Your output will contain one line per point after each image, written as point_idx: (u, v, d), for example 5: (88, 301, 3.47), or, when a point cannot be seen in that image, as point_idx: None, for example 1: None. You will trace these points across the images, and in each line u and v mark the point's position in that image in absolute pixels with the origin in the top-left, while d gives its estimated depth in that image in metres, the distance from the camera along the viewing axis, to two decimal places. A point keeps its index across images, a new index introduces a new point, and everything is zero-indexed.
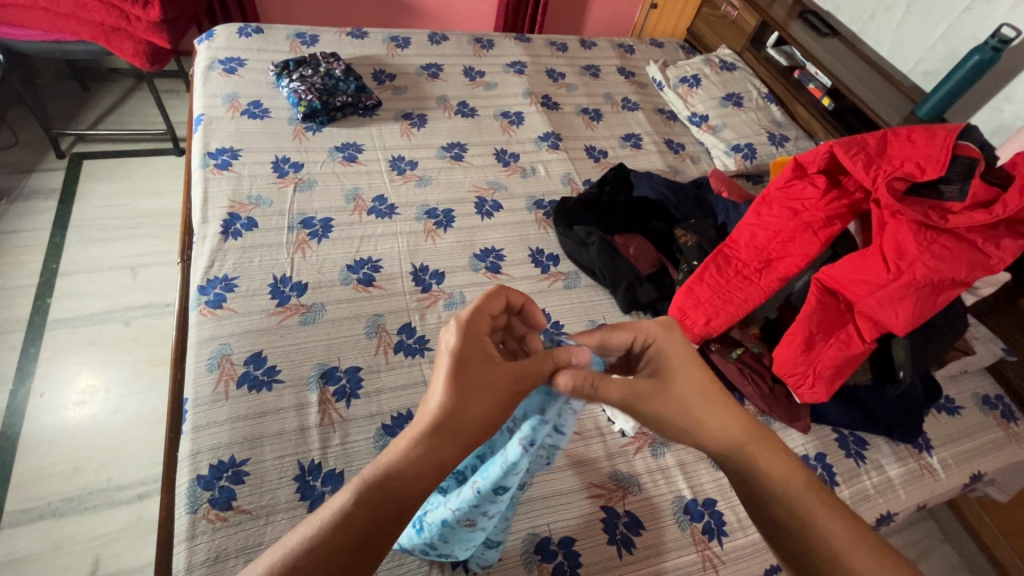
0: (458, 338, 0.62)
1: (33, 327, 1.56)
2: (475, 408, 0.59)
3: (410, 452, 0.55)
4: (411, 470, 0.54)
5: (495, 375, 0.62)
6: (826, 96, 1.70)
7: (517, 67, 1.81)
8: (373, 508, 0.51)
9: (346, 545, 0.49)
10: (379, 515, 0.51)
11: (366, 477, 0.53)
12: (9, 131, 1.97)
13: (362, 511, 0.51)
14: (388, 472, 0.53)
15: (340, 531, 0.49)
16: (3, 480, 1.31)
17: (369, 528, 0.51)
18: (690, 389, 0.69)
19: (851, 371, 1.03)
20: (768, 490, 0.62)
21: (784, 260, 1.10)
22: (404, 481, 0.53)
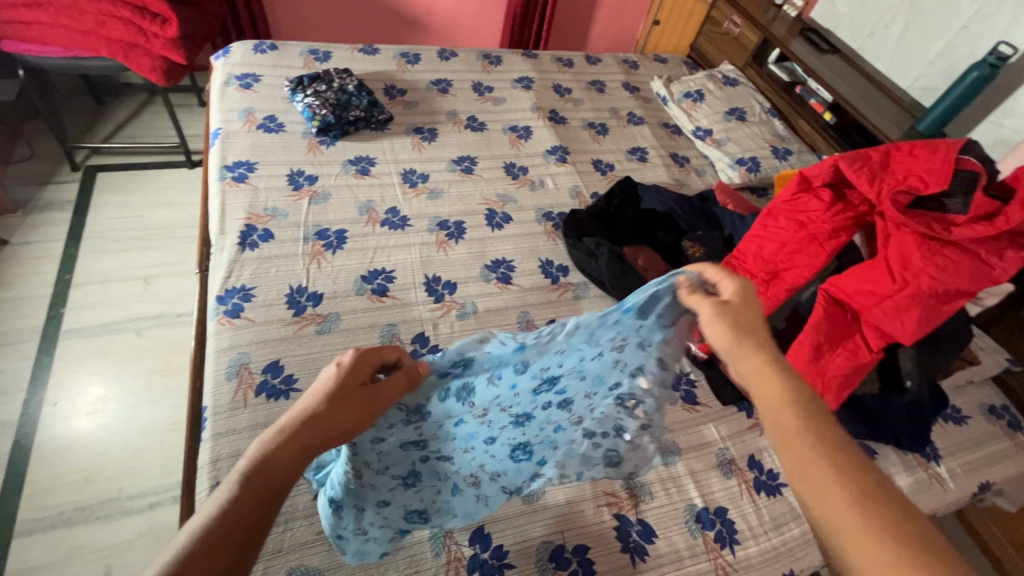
0: (352, 358, 0.64)
1: (47, 337, 1.58)
2: (348, 419, 0.61)
3: (285, 448, 0.55)
4: (286, 462, 0.54)
5: (368, 393, 0.64)
6: (828, 111, 1.74)
7: (524, 82, 1.85)
8: (253, 502, 0.51)
9: (228, 542, 0.48)
10: (260, 510, 0.51)
11: (245, 472, 0.52)
12: (25, 144, 2.01)
13: (245, 503, 0.50)
14: (266, 462, 0.53)
15: (214, 530, 0.48)
16: (17, 490, 1.32)
17: (242, 529, 0.49)
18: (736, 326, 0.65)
19: (859, 380, 1.05)
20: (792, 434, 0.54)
21: (791, 271, 1.11)
22: (281, 473, 0.54)
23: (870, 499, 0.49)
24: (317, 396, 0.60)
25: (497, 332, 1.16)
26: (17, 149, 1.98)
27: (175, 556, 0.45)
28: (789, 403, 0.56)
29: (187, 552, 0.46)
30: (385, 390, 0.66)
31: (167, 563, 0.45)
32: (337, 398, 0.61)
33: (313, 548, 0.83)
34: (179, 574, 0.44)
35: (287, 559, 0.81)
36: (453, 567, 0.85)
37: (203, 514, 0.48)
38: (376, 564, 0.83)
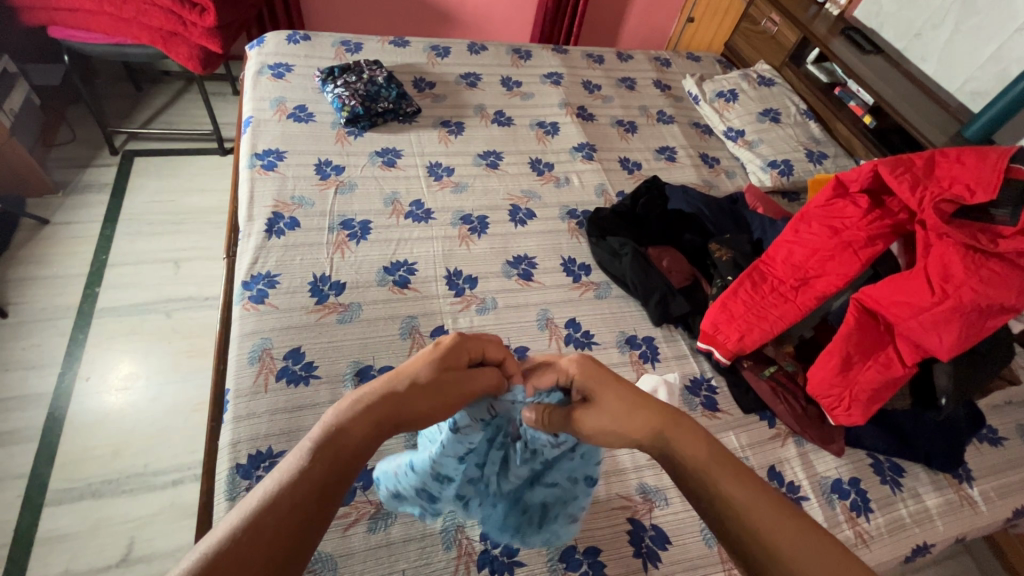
0: (452, 343, 0.71)
1: (82, 315, 1.64)
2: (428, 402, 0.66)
3: (361, 421, 0.59)
4: (359, 433, 0.58)
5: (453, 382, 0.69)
6: (867, 115, 1.68)
7: (554, 78, 1.83)
8: (324, 468, 0.54)
9: (303, 501, 0.51)
10: (334, 473, 0.54)
11: (324, 439, 0.56)
12: (67, 128, 2.08)
13: (314, 467, 0.54)
14: (341, 432, 0.57)
15: (290, 488, 0.51)
16: (49, 460, 1.37)
17: (314, 489, 0.52)
18: (612, 396, 0.70)
19: (890, 395, 1.01)
20: (714, 491, 0.58)
21: (822, 278, 1.08)
22: (350, 441, 0.57)
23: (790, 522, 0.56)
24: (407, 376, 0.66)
25: (516, 329, 1.15)
26: (60, 132, 2.05)
27: (247, 511, 0.48)
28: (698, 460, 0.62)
29: (257, 510, 0.49)
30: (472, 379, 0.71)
31: (240, 518, 0.48)
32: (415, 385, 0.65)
33: (326, 534, 0.84)
34: (253, 520, 0.48)
35: None
36: (463, 562, 0.85)
37: (281, 474, 0.52)
38: (387, 554, 0.84)
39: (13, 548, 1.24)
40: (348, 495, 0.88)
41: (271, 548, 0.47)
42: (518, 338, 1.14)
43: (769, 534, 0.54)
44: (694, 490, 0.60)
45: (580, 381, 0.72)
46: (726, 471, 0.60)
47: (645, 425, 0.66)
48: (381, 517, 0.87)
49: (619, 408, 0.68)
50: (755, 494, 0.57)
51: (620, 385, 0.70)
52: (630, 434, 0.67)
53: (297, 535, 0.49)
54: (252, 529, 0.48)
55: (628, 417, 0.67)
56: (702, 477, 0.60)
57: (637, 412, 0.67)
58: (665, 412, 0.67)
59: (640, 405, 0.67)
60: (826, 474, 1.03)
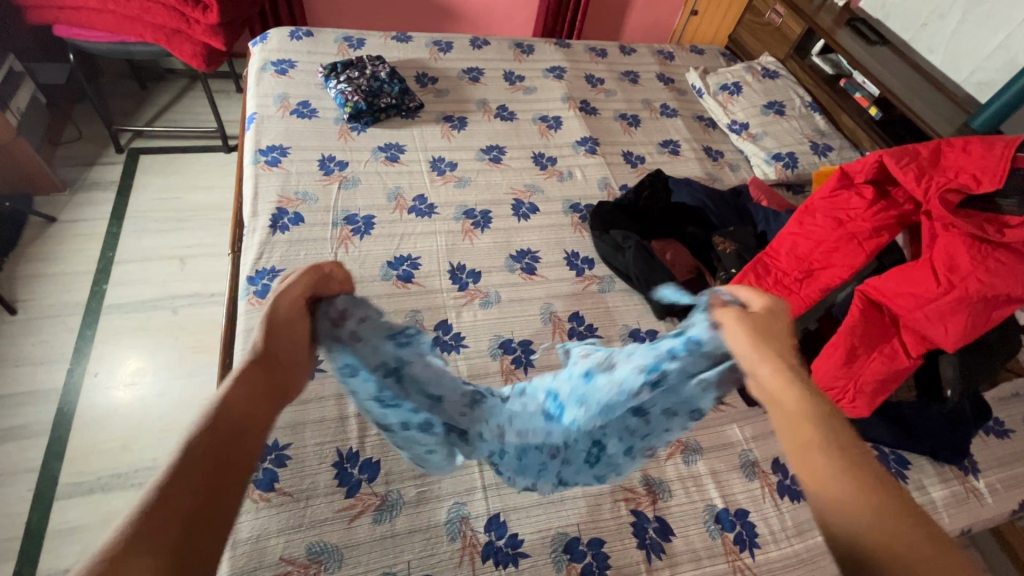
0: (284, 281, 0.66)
1: (90, 311, 1.66)
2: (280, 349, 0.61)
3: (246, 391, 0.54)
4: (238, 395, 0.53)
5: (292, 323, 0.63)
6: (873, 106, 1.66)
7: (556, 72, 1.82)
8: (213, 440, 0.48)
9: (202, 479, 0.46)
10: (229, 446, 0.49)
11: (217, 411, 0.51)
12: (73, 127, 2.09)
13: (208, 439, 0.48)
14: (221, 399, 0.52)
15: (182, 471, 0.45)
16: (59, 454, 1.39)
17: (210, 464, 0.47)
18: (769, 325, 0.66)
19: (896, 387, 1.01)
20: (810, 445, 0.54)
21: (827, 270, 1.07)
22: (237, 403, 0.52)
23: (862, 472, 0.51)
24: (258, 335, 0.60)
25: (519, 323, 1.16)
26: (66, 131, 2.07)
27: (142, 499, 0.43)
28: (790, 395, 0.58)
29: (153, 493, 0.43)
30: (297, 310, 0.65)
31: (126, 519, 0.41)
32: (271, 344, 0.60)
33: (332, 525, 0.85)
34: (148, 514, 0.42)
35: (307, 534, 0.83)
36: (468, 553, 0.86)
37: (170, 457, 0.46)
38: (392, 545, 0.84)
39: (24, 542, 1.26)
40: (353, 487, 0.89)
41: (175, 531, 0.43)
42: (521, 331, 1.14)
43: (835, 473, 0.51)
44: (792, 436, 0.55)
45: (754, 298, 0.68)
46: (834, 434, 0.54)
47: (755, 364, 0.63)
48: (386, 509, 0.88)
49: (763, 340, 0.64)
50: (858, 465, 0.51)
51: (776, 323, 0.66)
52: (759, 367, 0.63)
53: (205, 513, 0.45)
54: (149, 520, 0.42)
55: (771, 342, 0.64)
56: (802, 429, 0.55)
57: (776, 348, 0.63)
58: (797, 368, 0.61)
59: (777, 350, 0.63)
60: None
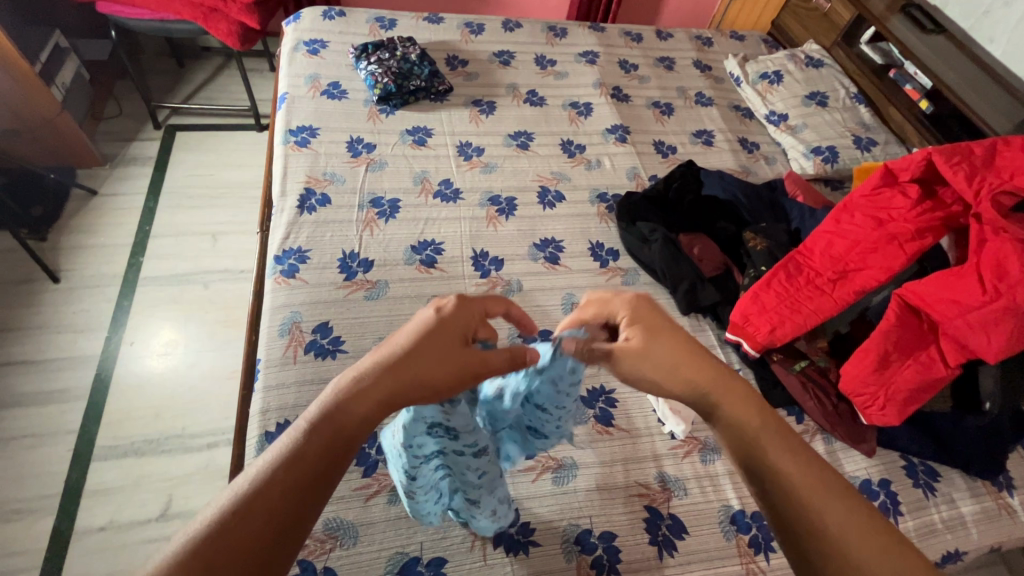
0: (456, 304, 0.65)
1: (128, 282, 1.72)
2: (430, 375, 0.60)
3: (368, 410, 0.56)
4: (351, 418, 0.55)
5: (468, 354, 0.62)
6: (924, 99, 1.56)
7: (589, 57, 1.78)
8: (315, 453, 0.52)
9: (293, 488, 0.50)
10: (324, 464, 0.52)
11: (331, 419, 0.54)
12: (115, 102, 2.15)
13: (311, 451, 0.52)
14: (336, 412, 0.55)
15: (275, 476, 0.50)
16: (97, 418, 1.46)
17: (300, 476, 0.51)
18: (652, 332, 0.66)
19: (929, 396, 0.97)
20: (755, 448, 0.57)
21: (863, 272, 1.02)
22: (348, 427, 0.55)
23: (817, 472, 0.56)
24: (407, 345, 0.61)
25: (540, 312, 1.15)
26: (108, 106, 2.13)
27: (240, 490, 0.48)
28: (742, 408, 0.60)
29: (243, 497, 0.48)
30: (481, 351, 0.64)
31: (225, 505, 0.48)
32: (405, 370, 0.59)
33: (348, 503, 0.87)
34: (237, 508, 0.47)
35: (324, 510, 0.85)
36: (479, 538, 0.87)
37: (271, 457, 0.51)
38: (406, 526, 0.86)
39: (64, 498, 1.33)
40: (370, 467, 0.91)
41: (251, 542, 0.46)
42: (542, 321, 1.14)
43: (791, 481, 0.55)
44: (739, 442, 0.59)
45: (625, 316, 0.67)
46: (777, 439, 0.58)
47: (691, 377, 0.63)
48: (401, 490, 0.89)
49: (669, 358, 0.64)
50: (798, 460, 0.56)
51: (660, 323, 0.66)
52: (673, 386, 0.64)
53: (286, 518, 0.48)
54: (238, 511, 0.47)
55: (662, 355, 0.64)
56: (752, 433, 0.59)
57: (666, 353, 0.64)
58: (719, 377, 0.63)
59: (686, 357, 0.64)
60: (854, 474, 1.01)
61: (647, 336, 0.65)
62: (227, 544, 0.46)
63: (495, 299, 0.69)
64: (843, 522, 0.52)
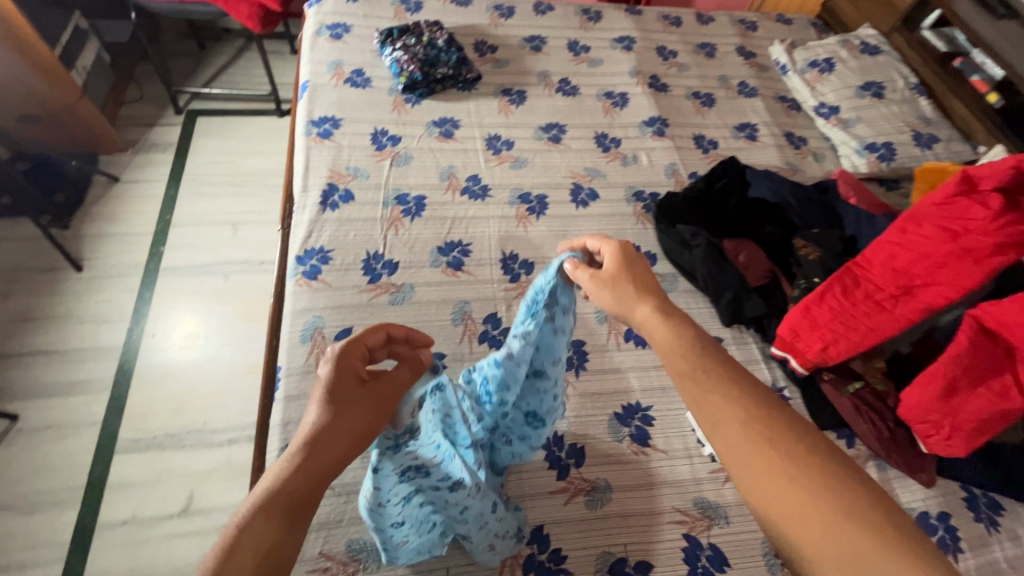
0: (335, 361, 0.64)
1: (149, 273, 1.70)
2: (352, 423, 0.59)
3: (301, 475, 0.52)
4: (290, 487, 0.51)
5: (375, 392, 0.64)
6: (994, 91, 1.45)
7: (625, 42, 1.68)
8: (263, 535, 0.47)
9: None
10: (280, 542, 0.47)
11: (262, 500, 0.49)
12: (136, 86, 2.11)
13: (253, 537, 0.46)
14: (273, 490, 0.50)
15: (225, 572, 0.44)
16: (119, 411, 1.45)
17: (257, 561, 0.45)
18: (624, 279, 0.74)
19: (1001, 428, 0.89)
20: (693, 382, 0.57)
21: (930, 289, 0.94)
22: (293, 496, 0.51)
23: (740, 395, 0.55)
24: (316, 410, 0.59)
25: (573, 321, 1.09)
26: (129, 90, 2.09)
27: None
28: (683, 336, 0.62)
29: None
30: (382, 381, 0.65)
31: None
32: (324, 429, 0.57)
33: None
34: None
35: (347, 530, 0.82)
36: (509, 564, 0.82)
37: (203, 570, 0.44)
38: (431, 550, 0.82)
39: (86, 492, 1.33)
40: None
41: None
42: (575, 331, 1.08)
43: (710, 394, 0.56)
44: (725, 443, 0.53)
45: (608, 260, 0.77)
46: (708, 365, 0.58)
47: (639, 307, 0.69)
48: None
49: (624, 286, 0.73)
50: (753, 422, 0.53)
51: (638, 271, 0.75)
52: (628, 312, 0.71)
53: None
54: None
55: (627, 301, 0.71)
56: (736, 434, 0.52)
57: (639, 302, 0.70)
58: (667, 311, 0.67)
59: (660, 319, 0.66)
60: (911, 506, 0.94)
61: (619, 265, 0.76)
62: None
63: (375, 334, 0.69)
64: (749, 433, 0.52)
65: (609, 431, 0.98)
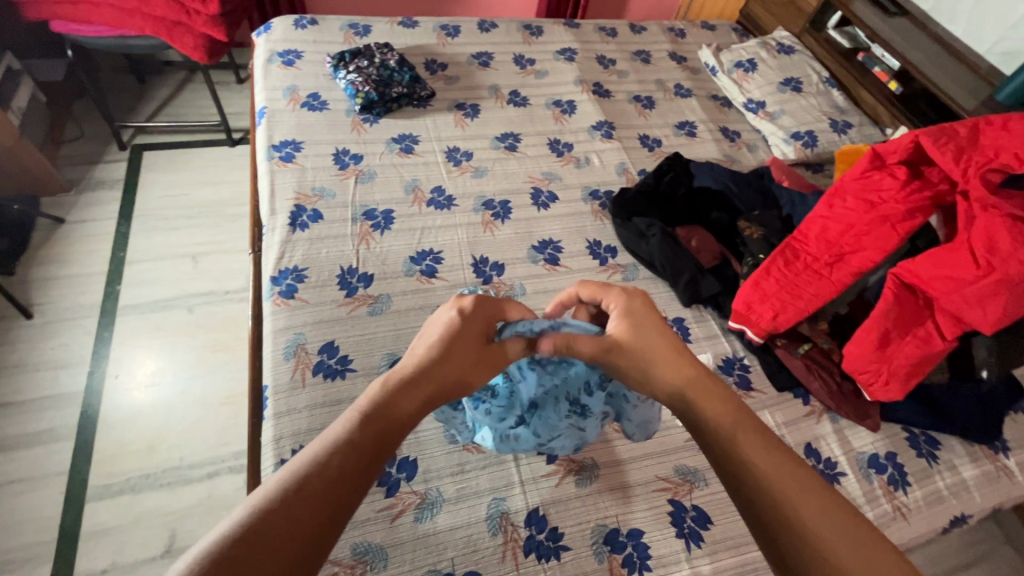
0: (461, 314, 0.70)
1: (106, 313, 1.65)
2: (455, 368, 0.66)
3: (403, 399, 0.61)
4: (394, 409, 0.60)
5: (482, 346, 0.70)
6: (893, 80, 1.63)
7: (567, 54, 1.78)
8: (362, 442, 0.55)
9: (341, 475, 0.52)
10: (371, 453, 0.56)
11: (364, 412, 0.58)
12: (74, 125, 2.05)
13: (352, 441, 0.55)
14: (380, 404, 0.59)
15: (328, 462, 0.53)
16: (87, 456, 1.40)
17: (355, 462, 0.54)
18: (647, 343, 0.69)
19: (928, 370, 1.01)
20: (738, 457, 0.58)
21: (858, 254, 1.06)
22: (399, 416, 0.60)
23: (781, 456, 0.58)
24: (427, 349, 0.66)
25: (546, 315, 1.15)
26: (67, 129, 2.03)
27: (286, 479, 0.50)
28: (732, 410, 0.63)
29: (300, 477, 0.51)
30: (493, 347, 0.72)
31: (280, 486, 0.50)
32: (430, 373, 0.64)
33: (374, 525, 0.85)
34: (289, 497, 0.49)
35: (350, 534, 0.84)
36: (510, 548, 0.86)
37: (283, 476, 0.51)
38: (435, 543, 0.85)
39: (59, 544, 1.27)
40: (393, 487, 0.89)
41: (303, 524, 0.48)
42: None
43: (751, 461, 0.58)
44: (733, 478, 0.58)
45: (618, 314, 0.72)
46: (754, 436, 0.60)
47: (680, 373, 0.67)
48: (427, 507, 0.88)
49: (649, 348, 0.69)
50: (792, 471, 0.57)
51: (665, 337, 0.69)
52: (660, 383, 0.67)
53: (337, 501, 0.51)
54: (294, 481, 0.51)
55: (670, 378, 0.67)
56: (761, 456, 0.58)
57: (659, 368, 0.68)
58: (705, 381, 0.66)
59: (695, 382, 0.65)
60: (863, 450, 1.04)
61: (632, 327, 0.70)
62: (306, 542, 0.48)
63: (521, 309, 0.78)
64: (801, 495, 0.55)
65: None
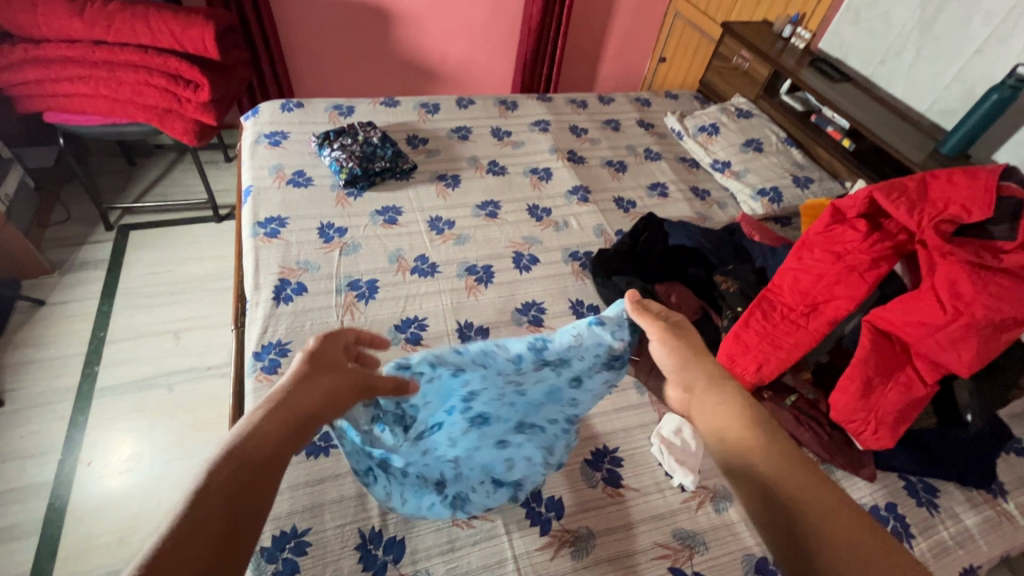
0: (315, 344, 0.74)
1: (82, 396, 1.60)
2: (319, 391, 0.67)
3: (268, 422, 0.59)
4: (264, 444, 0.57)
5: (342, 375, 0.72)
6: (846, 138, 1.73)
7: (541, 125, 1.89)
8: (235, 479, 0.52)
9: (216, 519, 0.49)
10: (249, 488, 0.53)
11: (234, 449, 0.55)
12: (61, 207, 2.08)
13: (223, 481, 0.52)
14: (247, 439, 0.56)
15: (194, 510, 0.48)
16: (51, 553, 1.30)
17: (232, 501, 0.51)
18: (699, 379, 0.74)
19: (915, 416, 1.01)
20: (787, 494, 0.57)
21: (832, 303, 1.09)
22: (261, 451, 0.56)
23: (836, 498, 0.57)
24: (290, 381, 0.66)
25: None
26: (54, 212, 2.05)
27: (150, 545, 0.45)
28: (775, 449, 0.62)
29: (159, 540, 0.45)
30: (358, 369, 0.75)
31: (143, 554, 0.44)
32: (291, 402, 0.63)
33: None
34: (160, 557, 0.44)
35: None
36: None
37: (171, 514, 0.48)
38: None
39: None
40: (379, 571, 0.84)
41: None
42: None
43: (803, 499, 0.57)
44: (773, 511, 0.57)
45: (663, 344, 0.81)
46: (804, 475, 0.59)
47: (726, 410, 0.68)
48: None
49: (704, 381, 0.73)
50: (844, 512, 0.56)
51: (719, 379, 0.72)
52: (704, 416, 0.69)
53: (220, 546, 0.48)
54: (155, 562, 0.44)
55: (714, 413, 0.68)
56: (814, 495, 0.57)
57: (720, 395, 0.70)
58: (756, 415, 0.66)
59: (741, 416, 0.66)
60: (862, 502, 1.02)
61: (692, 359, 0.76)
62: None
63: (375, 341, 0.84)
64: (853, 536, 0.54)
65: (583, 478, 1.01)
